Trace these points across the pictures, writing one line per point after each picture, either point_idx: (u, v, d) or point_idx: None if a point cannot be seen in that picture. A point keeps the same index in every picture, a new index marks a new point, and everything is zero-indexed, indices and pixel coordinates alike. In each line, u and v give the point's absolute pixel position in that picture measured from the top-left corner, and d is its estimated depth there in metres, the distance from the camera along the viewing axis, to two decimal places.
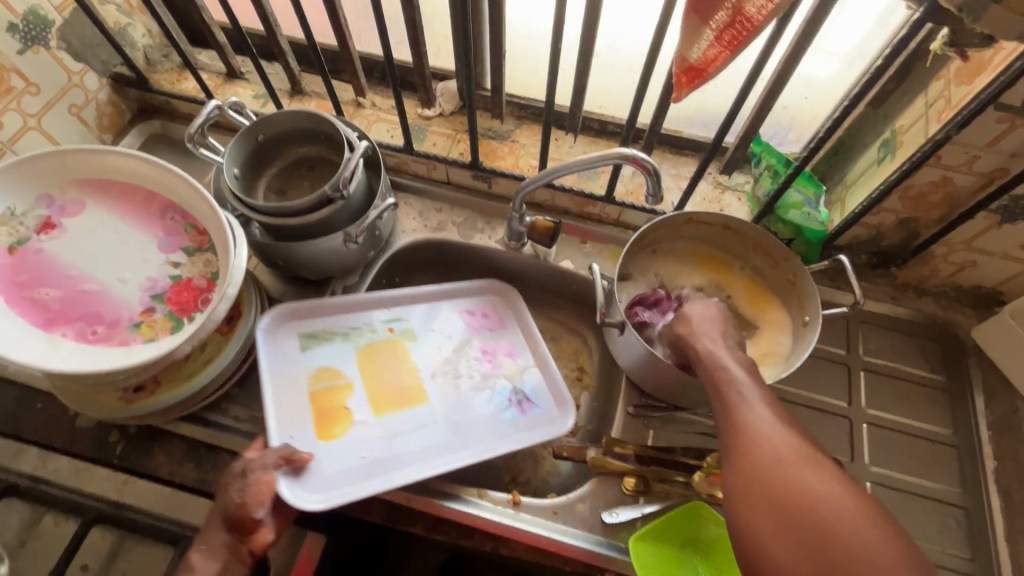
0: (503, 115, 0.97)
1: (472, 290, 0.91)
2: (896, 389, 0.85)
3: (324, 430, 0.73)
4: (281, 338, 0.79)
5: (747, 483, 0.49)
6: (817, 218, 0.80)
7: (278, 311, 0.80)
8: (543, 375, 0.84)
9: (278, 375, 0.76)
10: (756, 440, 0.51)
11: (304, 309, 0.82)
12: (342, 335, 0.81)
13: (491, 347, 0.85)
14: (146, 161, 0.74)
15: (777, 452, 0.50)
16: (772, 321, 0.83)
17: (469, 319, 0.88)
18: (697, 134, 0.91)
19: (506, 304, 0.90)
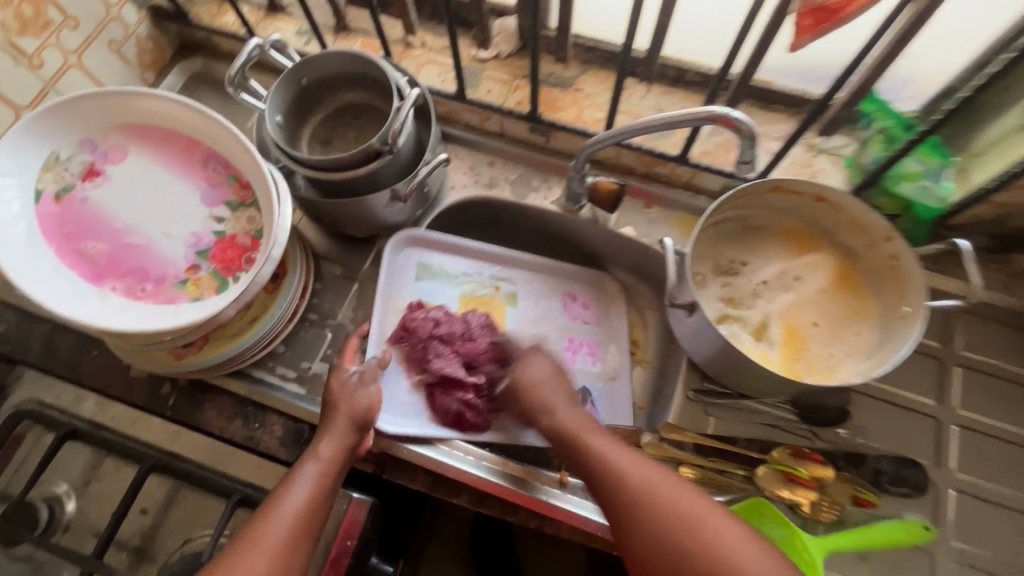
0: (567, 60, 0.86)
1: (575, 277, 0.90)
2: (996, 390, 0.76)
3: (411, 364, 0.79)
4: (401, 265, 0.85)
5: (645, 523, 0.54)
6: (936, 194, 0.69)
7: (403, 236, 0.85)
8: (618, 385, 0.83)
9: (392, 297, 0.83)
10: (651, 503, 0.55)
11: (426, 241, 0.87)
12: (453, 279, 0.87)
13: (579, 340, 0.86)
14: (187, 106, 0.69)
15: (658, 486, 0.56)
16: (860, 309, 0.74)
17: (568, 306, 0.88)
18: (792, 86, 0.79)
19: (603, 298, 0.89)
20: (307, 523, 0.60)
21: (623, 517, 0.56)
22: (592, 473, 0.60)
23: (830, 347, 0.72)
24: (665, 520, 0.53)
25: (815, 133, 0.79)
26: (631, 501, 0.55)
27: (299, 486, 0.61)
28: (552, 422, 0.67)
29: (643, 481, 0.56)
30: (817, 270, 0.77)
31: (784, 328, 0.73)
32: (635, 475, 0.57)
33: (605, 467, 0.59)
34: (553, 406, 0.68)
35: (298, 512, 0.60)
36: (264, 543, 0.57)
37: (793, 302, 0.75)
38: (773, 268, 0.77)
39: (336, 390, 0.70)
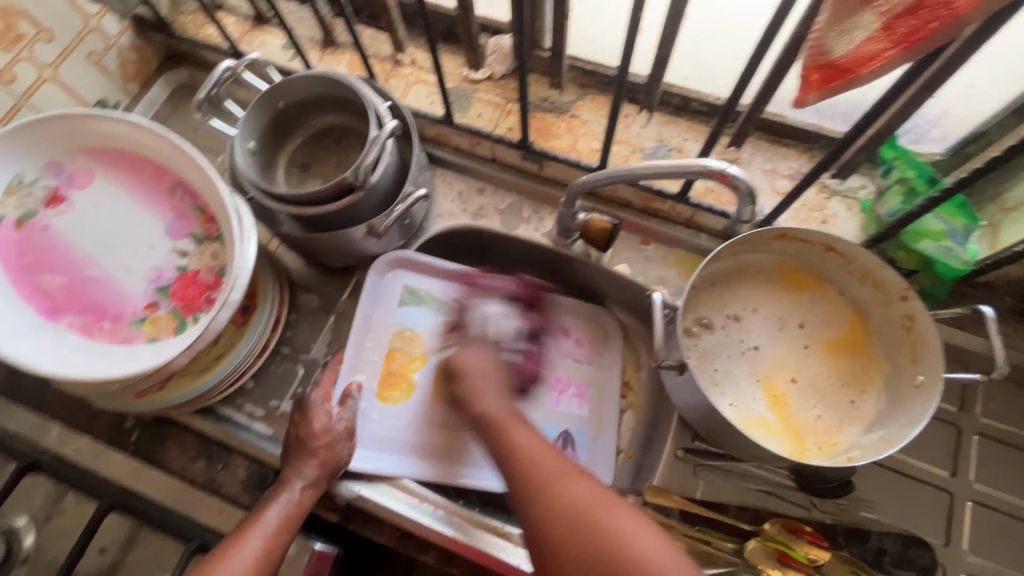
0: (563, 84, 0.80)
1: (569, 308, 0.83)
2: (1017, 463, 0.69)
3: (383, 394, 0.75)
4: (386, 286, 0.79)
5: (549, 529, 0.48)
6: (961, 256, 0.62)
7: (390, 256, 0.79)
8: (604, 435, 0.77)
9: (372, 322, 0.78)
10: (563, 504, 0.48)
11: (415, 261, 0.80)
12: (440, 304, 0.80)
13: (567, 380, 0.80)
14: (153, 131, 0.65)
15: (567, 479, 0.51)
16: (863, 372, 0.69)
17: (561, 342, 0.82)
18: (806, 121, 0.72)
19: (598, 335, 0.82)
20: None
21: (531, 509, 0.50)
22: (505, 461, 0.56)
23: (815, 408, 0.68)
24: (574, 523, 0.47)
25: (828, 173, 0.72)
26: (531, 495, 0.51)
27: (260, 533, 0.58)
28: (482, 411, 0.62)
29: (537, 462, 0.53)
30: (820, 323, 0.71)
31: (762, 388, 0.69)
32: (537, 455, 0.54)
33: (520, 456, 0.54)
34: (485, 402, 0.63)
35: (253, 565, 0.56)
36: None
37: (775, 355, 0.70)
38: (764, 317, 0.72)
39: (321, 431, 0.66)
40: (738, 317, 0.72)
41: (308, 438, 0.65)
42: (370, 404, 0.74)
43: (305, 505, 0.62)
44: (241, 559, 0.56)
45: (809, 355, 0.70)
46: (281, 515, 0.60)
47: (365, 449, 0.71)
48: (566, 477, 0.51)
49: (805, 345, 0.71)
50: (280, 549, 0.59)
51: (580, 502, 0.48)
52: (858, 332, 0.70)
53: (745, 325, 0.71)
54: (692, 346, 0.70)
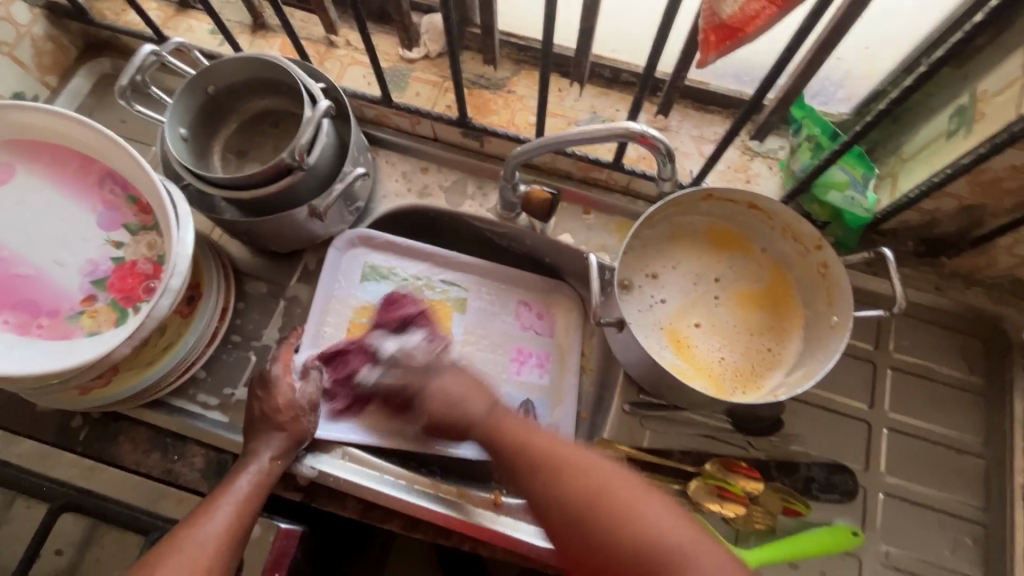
0: (497, 60, 0.82)
1: (527, 281, 0.85)
2: (925, 391, 0.77)
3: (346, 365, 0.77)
4: (344, 265, 0.80)
5: (530, 493, 0.50)
6: (862, 204, 0.68)
7: (352, 235, 0.81)
8: (561, 401, 0.80)
9: (333, 297, 0.79)
10: (567, 476, 0.48)
11: (374, 240, 0.82)
12: (400, 280, 0.82)
13: (528, 351, 0.82)
14: (75, 121, 0.63)
15: (572, 466, 0.49)
16: (786, 321, 0.74)
17: (522, 314, 0.84)
18: (727, 87, 0.77)
19: (557, 308, 0.85)
20: (234, 542, 0.58)
21: (536, 494, 0.49)
22: (504, 455, 0.54)
23: (720, 350, 0.73)
24: (581, 502, 0.46)
25: (749, 135, 0.77)
26: (520, 460, 0.52)
27: (232, 497, 0.60)
28: (467, 417, 0.60)
29: (552, 454, 0.50)
30: (745, 277, 0.77)
31: (670, 335, 0.73)
32: (533, 438, 0.53)
33: (519, 445, 0.53)
34: (473, 414, 0.60)
35: (226, 528, 0.58)
36: (185, 558, 0.54)
37: (683, 305, 0.75)
38: (688, 278, 0.76)
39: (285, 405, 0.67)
40: (657, 275, 0.76)
41: (266, 417, 0.66)
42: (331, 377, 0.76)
43: (275, 474, 0.64)
44: (214, 525, 0.57)
45: (719, 305, 0.75)
46: (251, 484, 0.62)
47: (328, 420, 0.73)
48: (580, 456, 0.49)
49: (715, 297, 0.75)
50: (253, 514, 0.60)
51: (590, 485, 0.47)
52: (781, 284, 0.76)
53: (661, 281, 0.76)
54: (629, 303, 0.74)
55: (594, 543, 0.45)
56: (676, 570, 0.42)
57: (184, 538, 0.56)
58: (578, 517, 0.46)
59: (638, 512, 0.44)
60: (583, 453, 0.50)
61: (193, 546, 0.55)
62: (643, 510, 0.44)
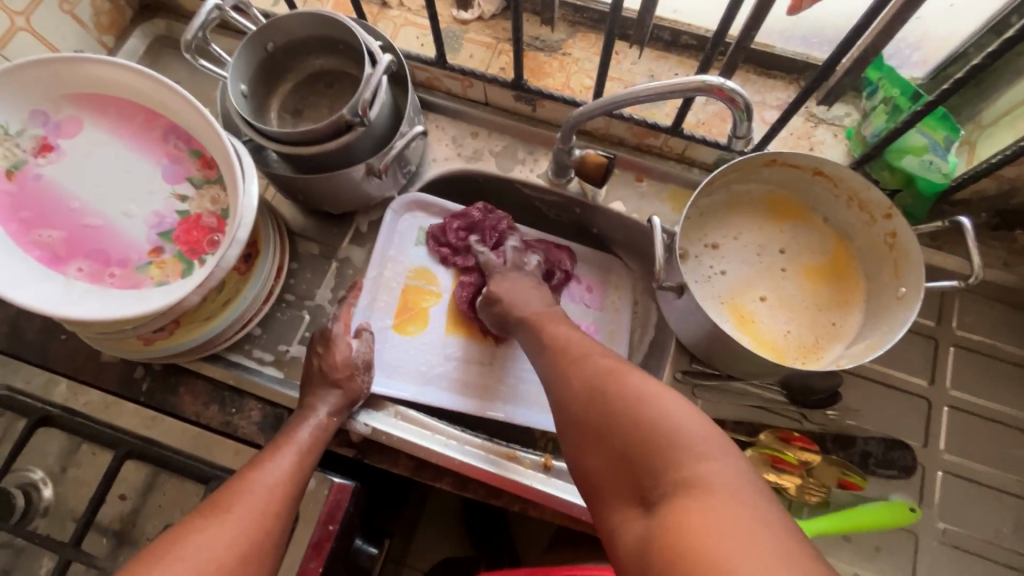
0: (553, 21, 0.80)
1: (579, 255, 0.85)
2: (989, 370, 0.74)
3: (400, 325, 0.79)
4: (401, 227, 0.82)
5: (559, 391, 0.55)
6: (941, 168, 0.65)
7: (406, 199, 0.82)
8: None
9: (387, 258, 0.80)
10: (589, 372, 0.53)
11: (427, 204, 0.82)
12: None
13: (579, 323, 0.82)
14: (142, 73, 0.63)
15: (598, 360, 0.54)
16: (849, 294, 0.72)
17: (573, 287, 0.84)
18: (794, 51, 0.74)
19: (609, 280, 0.85)
20: (294, 485, 0.58)
21: (564, 395, 0.54)
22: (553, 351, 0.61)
23: (785, 325, 0.71)
24: (592, 393, 0.51)
25: (815, 101, 0.74)
26: (559, 363, 0.58)
27: (292, 445, 0.62)
28: (522, 308, 0.69)
29: (584, 353, 0.56)
30: (806, 249, 0.75)
31: (732, 308, 0.72)
32: (576, 343, 0.59)
33: (563, 349, 0.59)
34: (526, 305, 0.69)
35: (288, 473, 0.59)
36: (251, 496, 0.55)
37: (745, 277, 0.73)
38: (748, 249, 0.74)
39: (343, 361, 0.69)
40: (717, 245, 0.74)
41: (324, 369, 0.68)
42: (385, 335, 0.78)
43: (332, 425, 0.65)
44: (276, 466, 0.58)
45: (786, 278, 0.73)
46: (310, 436, 0.63)
47: (381, 375, 0.76)
48: (605, 359, 0.54)
49: (782, 269, 0.74)
50: (313, 463, 0.62)
51: (603, 381, 0.51)
52: (843, 256, 0.74)
53: (723, 252, 0.74)
54: (687, 270, 0.73)
55: (598, 430, 0.49)
56: (669, 441, 0.43)
57: (249, 476, 0.57)
58: (592, 406, 0.50)
59: (643, 397, 0.47)
60: (614, 357, 0.54)
61: (259, 486, 0.56)
62: (653, 401, 0.46)
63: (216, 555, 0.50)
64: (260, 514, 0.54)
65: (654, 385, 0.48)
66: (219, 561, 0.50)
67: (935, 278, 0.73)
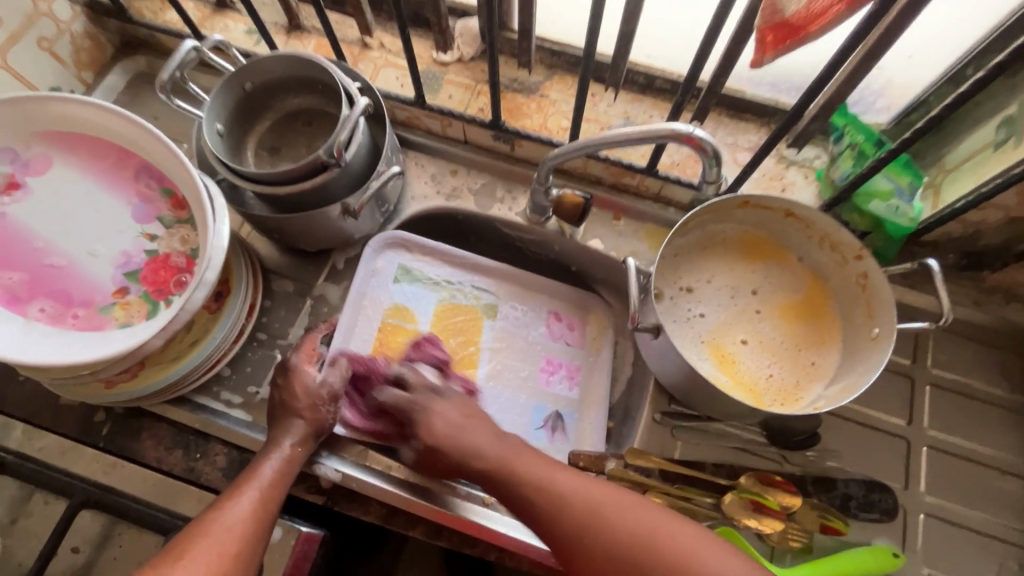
0: (531, 65, 0.82)
1: (557, 293, 0.83)
2: (964, 408, 0.75)
3: None
4: (380, 263, 0.80)
5: (576, 554, 0.50)
6: (907, 214, 0.67)
7: (386, 237, 0.81)
8: (590, 415, 0.77)
9: (365, 296, 0.79)
10: (612, 533, 0.49)
11: (408, 242, 0.81)
12: (433, 284, 0.81)
13: (558, 362, 0.80)
14: (115, 113, 0.63)
15: (612, 508, 0.50)
16: (827, 335, 0.72)
17: (552, 325, 0.82)
18: (763, 96, 0.76)
19: (589, 317, 0.83)
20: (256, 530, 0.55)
21: (589, 562, 0.49)
22: (532, 502, 0.52)
23: (768, 367, 0.71)
24: (632, 561, 0.47)
25: (785, 144, 0.76)
26: (551, 510, 0.51)
27: (253, 483, 0.57)
28: (467, 453, 0.57)
29: (565, 494, 0.51)
30: (785, 290, 0.75)
31: (712, 348, 0.71)
32: (547, 478, 0.53)
33: (539, 486, 0.53)
34: (478, 446, 0.57)
35: (249, 516, 0.55)
36: (208, 550, 0.51)
37: (723, 320, 0.73)
38: (726, 291, 0.74)
39: (303, 393, 0.64)
40: (692, 288, 0.74)
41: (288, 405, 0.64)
42: None
43: (297, 459, 0.62)
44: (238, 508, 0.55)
45: (762, 319, 0.73)
46: (274, 471, 0.59)
47: None
48: (603, 500, 0.51)
49: (757, 310, 0.74)
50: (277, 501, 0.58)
51: (625, 535, 0.48)
52: (819, 297, 0.74)
53: (698, 295, 0.74)
54: (665, 310, 0.73)
55: None
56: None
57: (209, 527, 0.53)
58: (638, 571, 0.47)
59: (692, 553, 0.47)
60: (620, 496, 0.51)
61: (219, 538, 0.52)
62: (704, 557, 0.47)
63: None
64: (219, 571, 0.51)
65: (698, 535, 0.49)
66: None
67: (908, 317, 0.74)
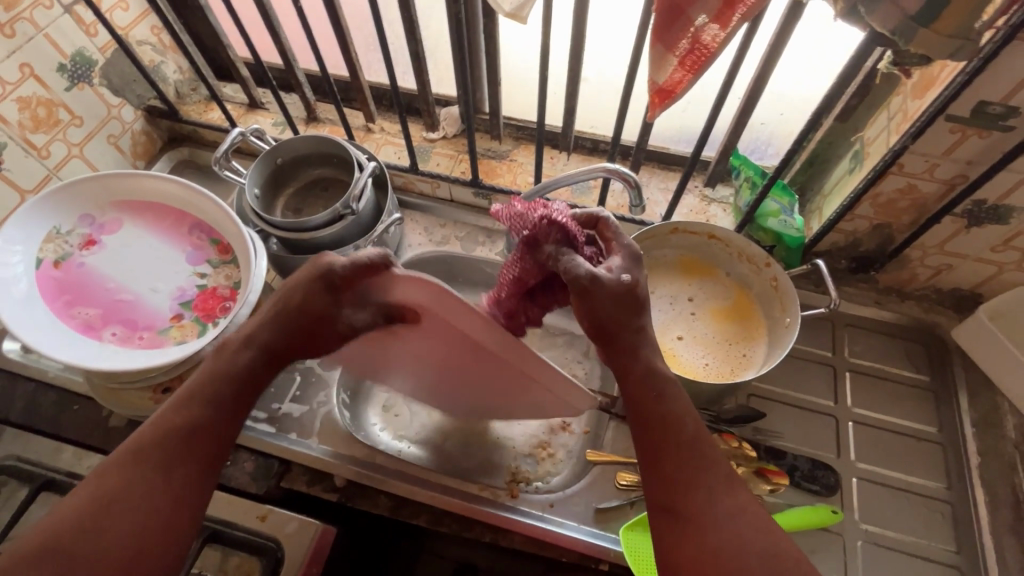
0: (501, 136, 1.04)
1: None
2: (882, 388, 0.88)
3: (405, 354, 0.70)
4: None
5: (667, 488, 0.52)
6: (794, 225, 0.86)
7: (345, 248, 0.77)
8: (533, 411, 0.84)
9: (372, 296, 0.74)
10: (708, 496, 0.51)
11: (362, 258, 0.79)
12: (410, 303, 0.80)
13: None
14: (179, 182, 0.81)
15: (717, 491, 0.51)
16: (754, 330, 0.88)
17: None
18: (682, 150, 0.97)
19: None
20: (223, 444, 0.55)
21: (672, 499, 0.51)
22: (660, 433, 0.54)
23: (702, 357, 0.86)
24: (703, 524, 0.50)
25: (704, 185, 0.96)
26: (672, 444, 0.53)
27: (211, 391, 0.55)
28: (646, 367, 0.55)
29: (693, 445, 0.53)
30: (717, 295, 0.91)
31: (659, 347, 0.86)
32: (686, 421, 0.54)
33: (669, 426, 0.54)
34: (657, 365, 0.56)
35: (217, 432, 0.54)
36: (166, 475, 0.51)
37: (666, 322, 0.89)
38: (668, 301, 0.91)
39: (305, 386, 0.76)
40: None
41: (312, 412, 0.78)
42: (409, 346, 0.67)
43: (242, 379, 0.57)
44: (179, 424, 0.53)
45: (696, 320, 0.89)
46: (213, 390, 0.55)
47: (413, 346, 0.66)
48: (712, 454, 0.53)
49: (694, 314, 0.90)
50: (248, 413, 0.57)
51: (715, 497, 0.51)
52: (745, 301, 0.90)
53: None
54: None
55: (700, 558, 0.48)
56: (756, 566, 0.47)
57: (174, 439, 0.52)
58: (703, 541, 0.49)
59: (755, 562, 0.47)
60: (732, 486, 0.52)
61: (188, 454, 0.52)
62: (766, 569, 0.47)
63: (147, 542, 0.49)
64: (185, 486, 0.51)
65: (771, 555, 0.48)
66: (154, 550, 0.49)
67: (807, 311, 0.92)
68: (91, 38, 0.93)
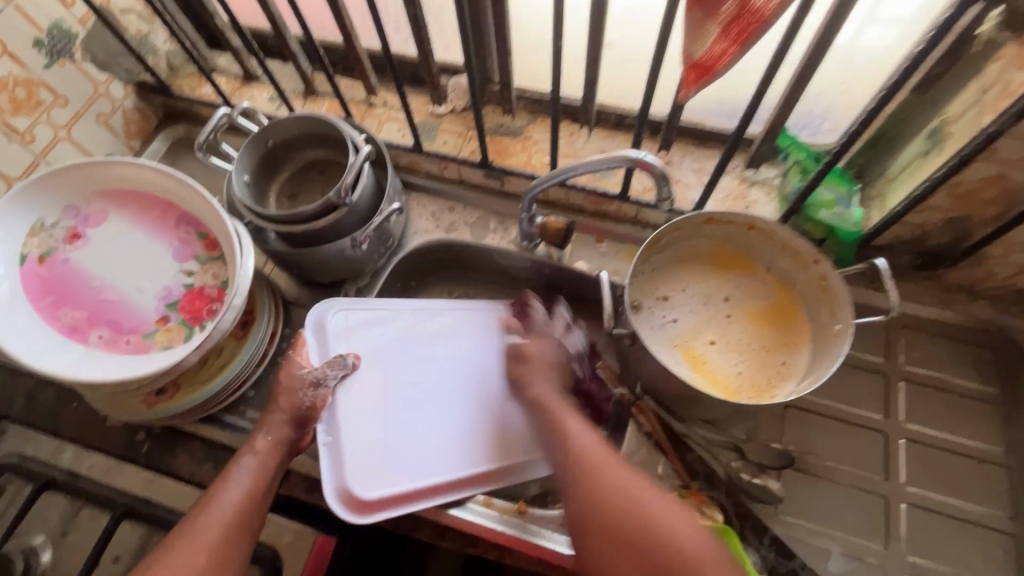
0: (514, 110, 0.93)
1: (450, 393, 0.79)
2: (943, 401, 0.78)
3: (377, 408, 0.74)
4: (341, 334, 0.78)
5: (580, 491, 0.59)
6: (850, 219, 0.76)
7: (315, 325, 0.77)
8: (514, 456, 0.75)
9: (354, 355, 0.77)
10: (609, 485, 0.57)
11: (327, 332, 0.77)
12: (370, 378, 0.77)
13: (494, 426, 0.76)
14: (160, 171, 0.75)
15: (611, 472, 0.58)
16: (796, 334, 0.78)
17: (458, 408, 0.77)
18: (721, 124, 0.85)
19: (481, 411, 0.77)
20: (245, 513, 0.62)
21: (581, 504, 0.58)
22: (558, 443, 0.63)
23: (735, 364, 0.76)
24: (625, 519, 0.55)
25: (745, 166, 0.84)
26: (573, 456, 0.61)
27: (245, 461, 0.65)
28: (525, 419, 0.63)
29: (585, 451, 0.61)
30: (755, 293, 0.81)
31: (684, 352, 0.77)
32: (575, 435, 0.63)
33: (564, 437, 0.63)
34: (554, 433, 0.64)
35: (238, 503, 0.62)
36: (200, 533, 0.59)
37: (695, 322, 0.79)
38: (697, 298, 0.81)
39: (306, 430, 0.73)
40: (666, 298, 0.81)
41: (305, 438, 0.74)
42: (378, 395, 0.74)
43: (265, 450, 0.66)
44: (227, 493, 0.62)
45: (730, 323, 0.79)
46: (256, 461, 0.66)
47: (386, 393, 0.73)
48: (604, 459, 0.60)
49: (726, 314, 0.80)
50: (267, 481, 0.65)
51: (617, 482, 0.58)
52: (786, 301, 0.80)
53: (673, 303, 0.81)
54: (640, 319, 0.80)
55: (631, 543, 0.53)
56: (646, 528, 0.54)
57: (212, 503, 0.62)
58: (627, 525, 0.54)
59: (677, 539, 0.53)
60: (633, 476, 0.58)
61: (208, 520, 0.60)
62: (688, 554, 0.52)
63: None
64: (210, 559, 0.58)
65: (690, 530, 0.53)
66: None
67: (861, 314, 0.81)
68: (69, 8, 0.86)
